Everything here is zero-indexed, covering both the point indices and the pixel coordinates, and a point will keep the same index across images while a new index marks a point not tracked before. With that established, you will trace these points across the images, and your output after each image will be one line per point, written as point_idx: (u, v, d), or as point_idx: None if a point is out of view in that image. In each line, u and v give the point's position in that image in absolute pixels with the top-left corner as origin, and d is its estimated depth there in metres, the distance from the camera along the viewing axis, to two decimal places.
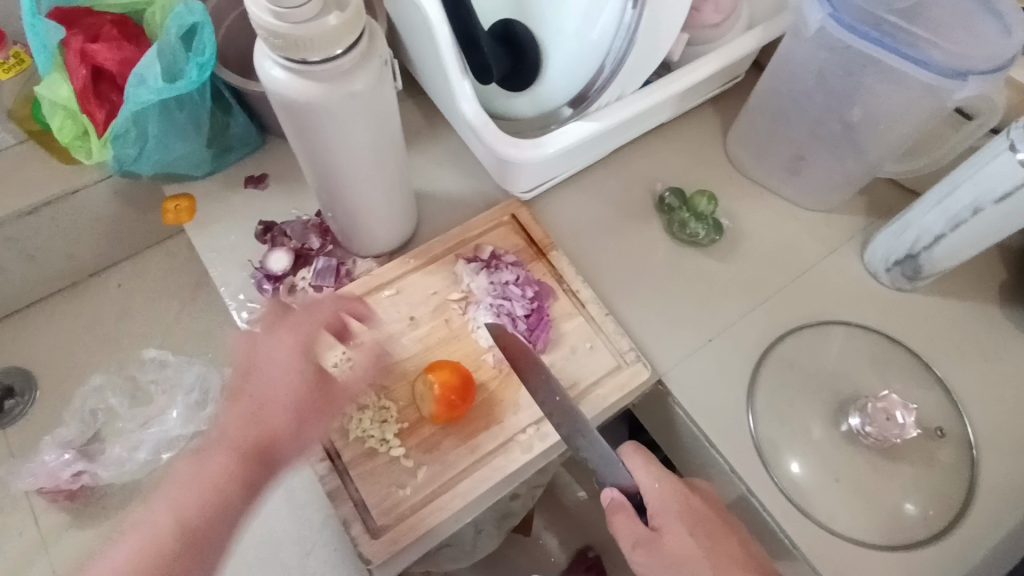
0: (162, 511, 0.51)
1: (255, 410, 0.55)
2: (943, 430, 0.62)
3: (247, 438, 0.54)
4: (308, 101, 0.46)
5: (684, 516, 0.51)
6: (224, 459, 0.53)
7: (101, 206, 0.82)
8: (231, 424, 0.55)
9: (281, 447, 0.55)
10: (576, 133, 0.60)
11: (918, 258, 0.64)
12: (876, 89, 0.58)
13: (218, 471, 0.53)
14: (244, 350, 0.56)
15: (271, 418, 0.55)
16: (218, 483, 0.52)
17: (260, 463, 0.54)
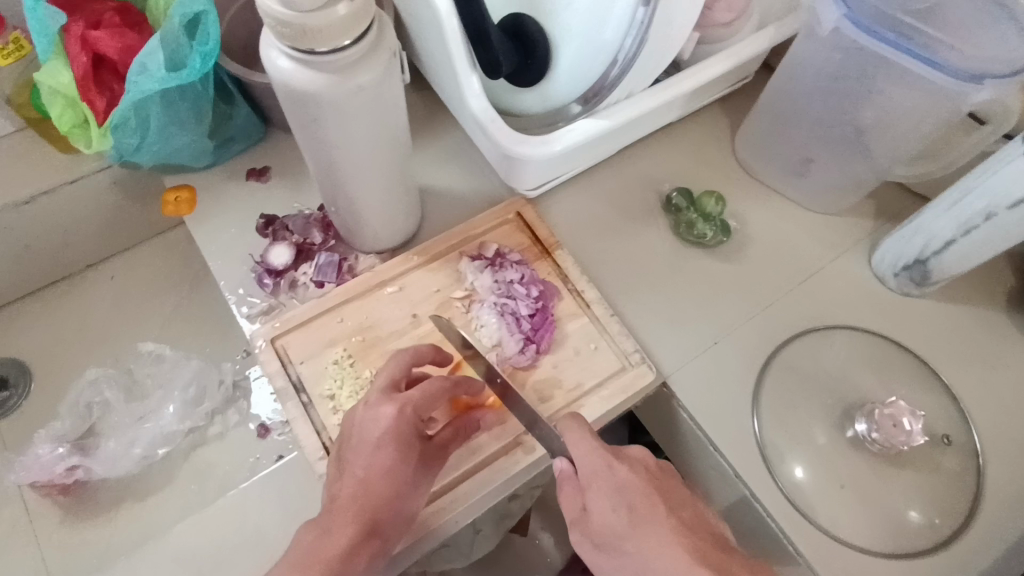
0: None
1: (368, 476, 0.50)
2: (950, 437, 0.61)
3: (369, 506, 0.50)
4: (314, 92, 0.45)
5: (611, 489, 0.49)
6: (347, 531, 0.49)
7: (99, 196, 0.81)
8: (344, 495, 0.50)
9: (396, 515, 0.51)
10: (584, 130, 0.59)
11: (927, 264, 0.63)
12: (889, 91, 0.57)
13: (340, 544, 0.48)
14: (354, 418, 0.53)
15: (384, 484, 0.50)
16: (343, 557, 0.48)
17: (378, 535, 0.50)
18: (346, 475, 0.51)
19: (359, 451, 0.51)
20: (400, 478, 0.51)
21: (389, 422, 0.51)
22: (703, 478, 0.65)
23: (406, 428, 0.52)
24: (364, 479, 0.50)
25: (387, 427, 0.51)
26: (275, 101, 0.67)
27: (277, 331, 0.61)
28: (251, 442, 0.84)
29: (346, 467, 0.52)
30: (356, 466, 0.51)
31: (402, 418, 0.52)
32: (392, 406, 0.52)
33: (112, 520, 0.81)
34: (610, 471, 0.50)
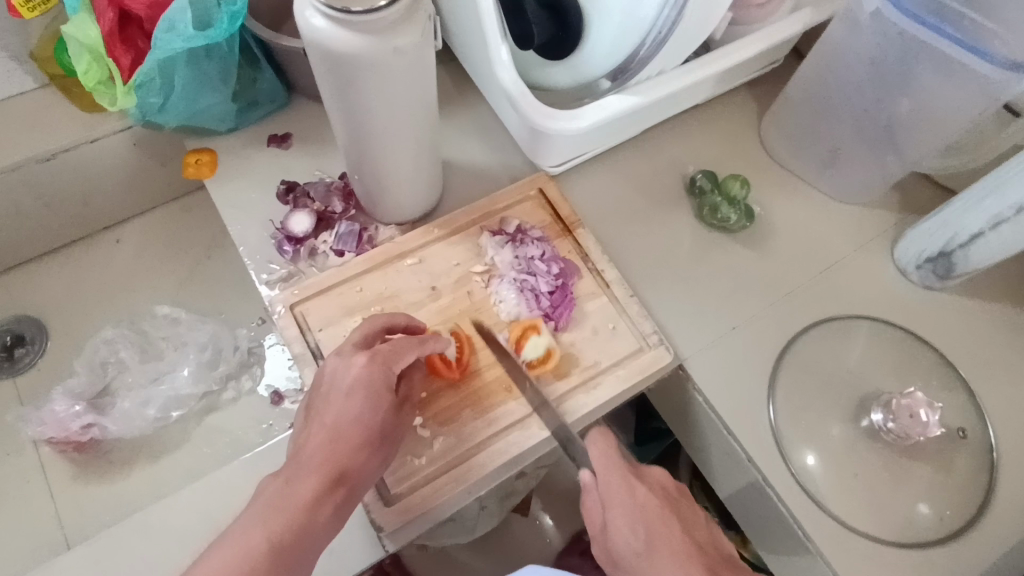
0: (248, 537, 0.44)
1: (337, 423, 0.50)
2: (965, 431, 0.61)
3: (337, 455, 0.49)
4: (345, 52, 0.44)
5: (622, 495, 0.52)
6: (313, 478, 0.47)
7: (120, 156, 0.80)
8: (313, 443, 0.49)
9: (365, 466, 0.50)
10: (613, 107, 0.58)
11: (952, 256, 0.63)
12: (927, 79, 0.57)
13: (304, 493, 0.46)
14: (324, 368, 0.53)
15: (355, 432, 0.50)
16: (308, 507, 0.46)
17: (344, 485, 0.48)
18: (315, 425, 0.50)
19: (329, 398, 0.51)
20: (369, 427, 0.51)
21: (360, 369, 0.51)
22: (714, 463, 0.65)
23: (378, 378, 0.52)
24: (334, 426, 0.50)
25: (358, 376, 0.51)
26: (301, 66, 0.67)
27: (297, 298, 0.61)
28: (264, 409, 0.85)
29: (316, 415, 0.51)
30: (326, 413, 0.51)
31: (374, 365, 0.52)
32: (364, 355, 0.52)
33: (125, 479, 0.81)
34: (631, 492, 0.52)
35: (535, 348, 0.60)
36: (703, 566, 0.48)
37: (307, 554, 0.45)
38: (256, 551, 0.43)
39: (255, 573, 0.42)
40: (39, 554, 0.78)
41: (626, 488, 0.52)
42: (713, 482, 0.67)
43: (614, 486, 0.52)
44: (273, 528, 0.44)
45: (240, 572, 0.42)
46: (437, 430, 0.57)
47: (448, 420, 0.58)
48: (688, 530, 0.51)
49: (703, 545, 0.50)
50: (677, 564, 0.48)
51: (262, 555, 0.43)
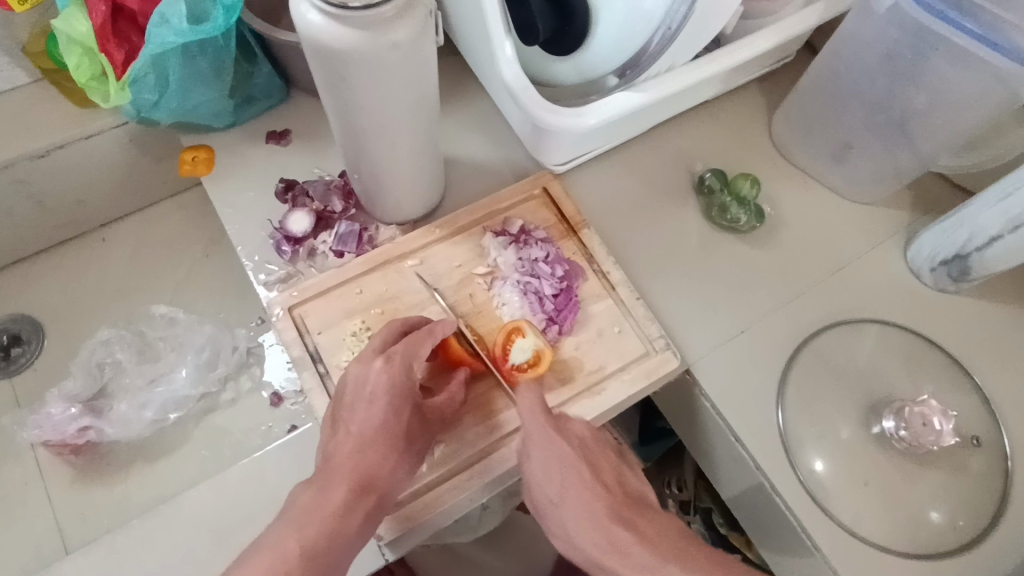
0: (280, 544, 0.43)
1: (363, 431, 0.49)
2: (979, 438, 0.60)
3: (365, 463, 0.48)
4: (342, 48, 0.43)
5: (550, 461, 0.51)
6: (342, 486, 0.47)
7: (115, 153, 0.79)
8: (340, 451, 0.49)
9: (392, 474, 0.50)
10: (620, 104, 0.56)
11: (968, 259, 0.61)
12: (946, 76, 0.55)
13: (336, 501, 0.46)
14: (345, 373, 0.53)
15: (381, 439, 0.49)
16: (339, 515, 0.46)
17: (373, 494, 0.48)
18: (341, 432, 0.50)
19: (355, 406, 0.51)
20: (394, 434, 0.50)
21: (382, 374, 0.51)
22: (721, 467, 0.64)
23: (401, 382, 0.51)
24: (359, 434, 0.49)
25: (381, 381, 0.51)
26: (298, 60, 0.65)
27: (296, 299, 0.60)
28: (264, 408, 0.84)
29: (341, 424, 0.51)
30: (352, 421, 0.50)
31: (394, 370, 0.51)
32: (383, 359, 0.51)
33: (124, 481, 0.81)
34: (548, 444, 0.52)
35: (522, 352, 0.58)
36: (609, 509, 0.49)
37: (338, 564, 0.45)
38: (290, 557, 0.43)
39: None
40: (37, 557, 0.77)
41: (546, 440, 0.52)
42: (719, 486, 0.66)
43: (532, 438, 0.52)
44: (304, 534, 0.44)
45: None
46: (438, 437, 0.56)
47: (449, 426, 0.56)
48: (597, 474, 0.52)
49: (611, 486, 0.51)
50: (586, 509, 0.49)
51: (296, 562, 0.43)
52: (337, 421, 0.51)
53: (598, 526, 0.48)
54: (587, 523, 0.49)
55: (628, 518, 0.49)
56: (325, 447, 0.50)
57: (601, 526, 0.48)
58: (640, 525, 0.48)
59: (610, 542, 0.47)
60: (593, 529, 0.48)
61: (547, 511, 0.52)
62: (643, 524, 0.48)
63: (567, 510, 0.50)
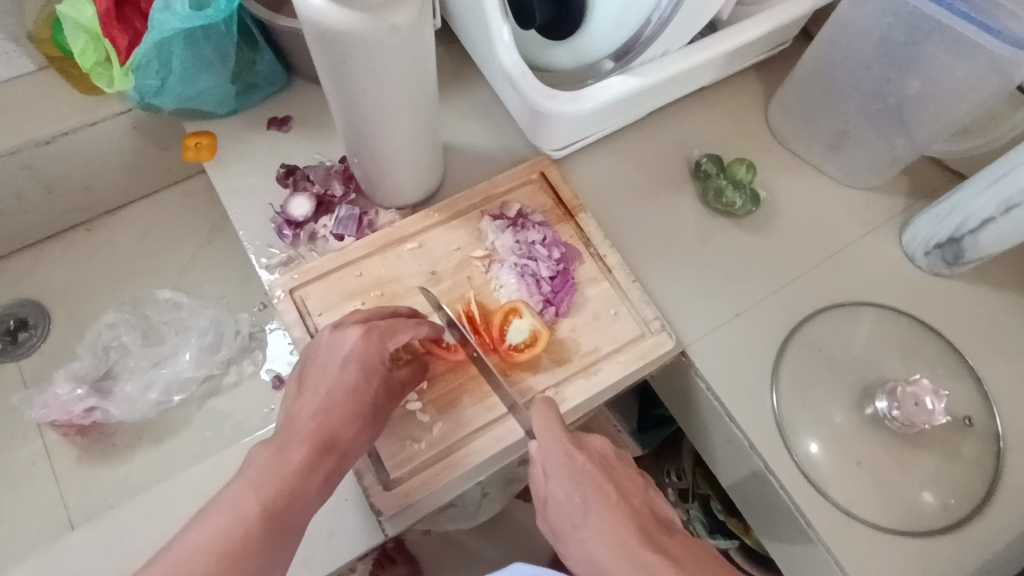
0: (237, 503, 0.43)
1: (329, 394, 0.49)
2: (971, 420, 0.60)
3: (328, 425, 0.48)
4: (342, 30, 0.43)
5: (570, 478, 0.50)
6: (304, 447, 0.47)
7: (120, 139, 0.80)
8: (303, 414, 0.49)
9: (356, 437, 0.50)
10: (617, 88, 0.57)
11: (962, 242, 0.61)
12: (940, 60, 0.55)
13: (297, 461, 0.46)
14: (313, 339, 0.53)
15: (346, 403, 0.49)
16: (299, 475, 0.45)
17: (334, 454, 0.48)
18: (307, 394, 0.50)
19: (324, 369, 0.51)
20: (361, 399, 0.50)
21: (355, 343, 0.51)
22: (717, 451, 0.65)
23: (372, 352, 0.51)
24: (325, 397, 0.49)
25: (353, 349, 0.51)
26: (300, 47, 0.66)
27: (297, 282, 0.61)
28: (266, 393, 0.85)
29: (307, 386, 0.51)
30: (319, 384, 0.50)
31: (369, 341, 0.51)
32: (358, 329, 0.52)
33: (128, 461, 0.82)
34: (570, 462, 0.50)
35: (518, 332, 0.59)
36: (637, 529, 0.48)
37: (296, 523, 0.45)
38: (247, 516, 0.42)
39: (244, 538, 0.42)
40: (45, 534, 0.79)
41: (565, 458, 0.50)
42: (715, 468, 0.67)
43: (552, 459, 0.50)
44: (263, 492, 0.44)
45: (232, 538, 0.42)
46: (437, 416, 0.57)
47: (447, 406, 0.57)
48: (623, 495, 0.51)
49: (637, 509, 0.50)
50: (610, 528, 0.48)
51: (254, 520, 0.42)
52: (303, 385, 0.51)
53: (626, 548, 0.46)
54: (616, 545, 0.47)
55: (654, 539, 0.47)
56: (289, 409, 0.50)
57: (630, 550, 0.46)
58: (671, 550, 0.47)
59: (641, 566, 0.45)
60: (620, 551, 0.46)
61: (569, 535, 0.50)
62: (671, 547, 0.47)
63: (591, 531, 0.48)
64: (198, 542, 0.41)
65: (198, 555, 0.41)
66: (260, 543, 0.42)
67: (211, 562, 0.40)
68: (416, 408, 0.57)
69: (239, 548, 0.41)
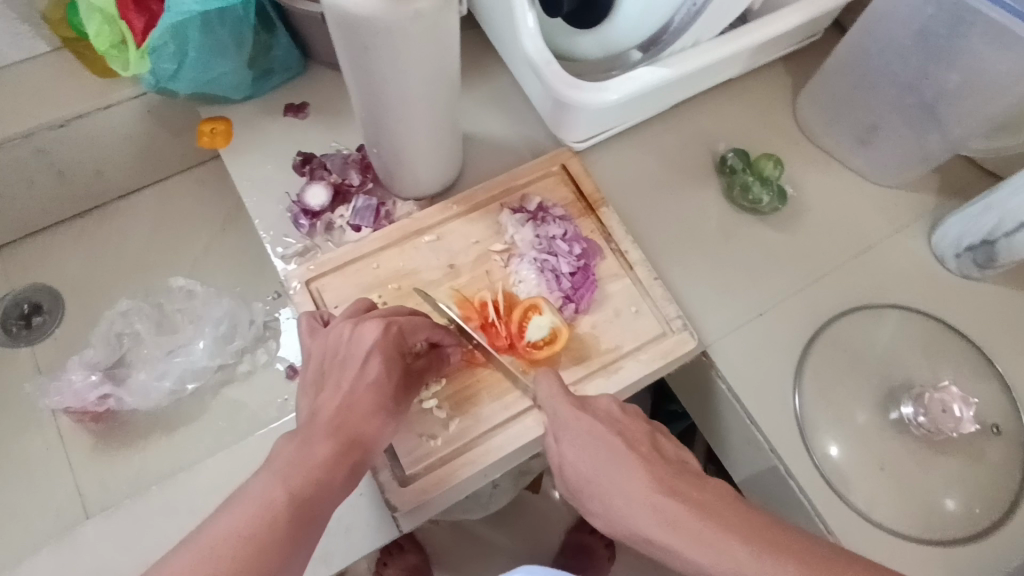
0: (265, 491, 0.43)
1: (352, 389, 0.48)
2: (999, 427, 0.59)
3: (353, 419, 0.47)
4: (365, 16, 0.42)
5: (579, 438, 0.48)
6: (329, 442, 0.46)
7: (135, 123, 0.79)
8: (326, 408, 0.47)
9: (379, 431, 0.49)
10: (643, 79, 0.55)
11: (995, 245, 0.59)
12: (984, 57, 0.53)
13: (323, 454, 0.45)
14: (327, 333, 0.51)
15: (369, 398, 0.48)
16: (325, 468, 0.45)
17: (359, 449, 0.47)
18: (328, 390, 0.48)
19: (344, 364, 0.49)
20: (383, 394, 0.49)
21: (373, 338, 0.49)
22: (733, 452, 0.64)
23: (391, 346, 0.50)
24: (348, 392, 0.48)
25: (372, 344, 0.49)
26: (317, 32, 0.65)
27: (313, 274, 0.60)
28: (280, 382, 0.85)
29: (327, 383, 0.49)
30: (340, 379, 0.49)
31: (387, 336, 0.50)
32: (377, 324, 0.50)
33: (142, 448, 0.82)
34: (577, 423, 0.49)
35: (538, 329, 0.58)
36: (653, 476, 0.44)
37: (324, 513, 0.44)
38: (276, 503, 0.42)
39: (274, 525, 0.41)
40: (59, 520, 0.79)
41: (573, 419, 0.49)
42: (731, 469, 0.66)
43: (562, 423, 0.50)
44: (290, 481, 0.43)
45: (262, 525, 0.41)
46: (454, 412, 0.56)
47: (463, 403, 0.57)
48: (634, 444, 0.47)
49: (651, 454, 0.46)
50: (629, 482, 0.44)
51: (282, 508, 0.42)
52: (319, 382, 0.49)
53: (643, 499, 0.43)
54: (635, 496, 0.43)
55: (674, 485, 0.44)
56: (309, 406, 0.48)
57: (645, 497, 0.43)
58: (691, 494, 0.43)
59: (662, 515, 0.42)
60: (639, 503, 0.43)
61: (587, 495, 0.47)
62: (693, 492, 0.43)
63: (608, 487, 0.45)
64: (227, 530, 0.41)
65: (228, 540, 0.40)
66: (289, 531, 0.42)
67: (240, 549, 0.40)
68: (432, 406, 0.56)
69: (266, 536, 0.41)
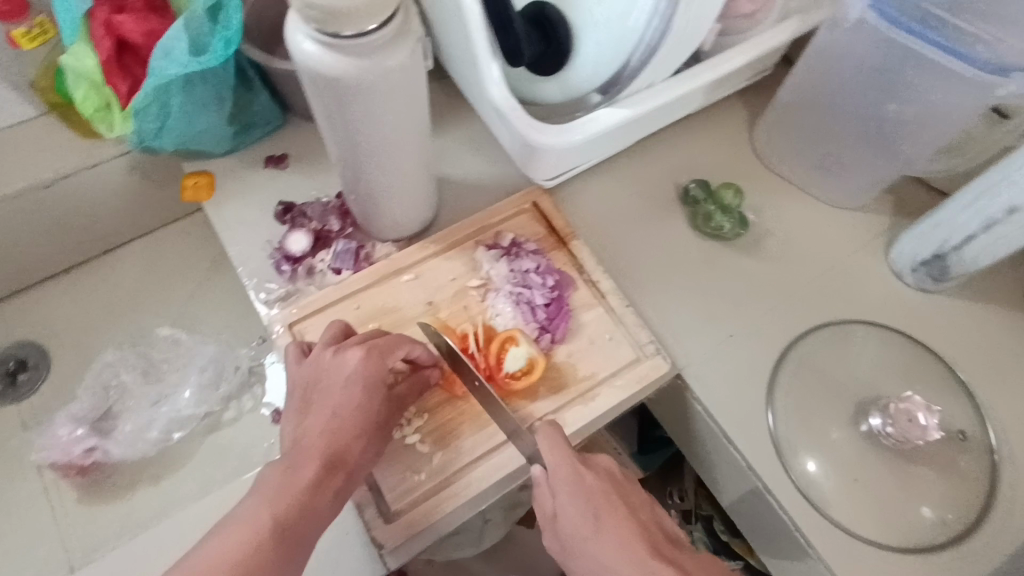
0: (252, 518, 0.45)
1: (335, 413, 0.50)
2: (965, 433, 0.61)
3: (336, 443, 0.49)
4: (337, 77, 0.45)
5: (579, 496, 0.50)
6: (313, 465, 0.48)
7: (121, 180, 0.82)
8: (310, 433, 0.50)
9: (364, 453, 0.51)
10: (603, 121, 0.59)
11: (947, 259, 0.63)
12: (920, 88, 0.57)
13: (307, 478, 0.47)
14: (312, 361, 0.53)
15: (352, 422, 0.50)
16: (309, 491, 0.47)
17: (343, 471, 0.49)
18: (313, 414, 0.51)
19: (328, 389, 0.51)
20: (365, 418, 0.51)
21: (355, 364, 0.51)
22: (715, 472, 0.65)
23: (372, 371, 0.52)
24: (330, 417, 0.50)
25: (353, 370, 0.51)
26: (295, 88, 0.68)
27: (295, 316, 0.62)
28: (267, 426, 0.85)
29: (311, 407, 0.51)
30: (324, 404, 0.51)
31: (369, 360, 0.52)
32: (359, 349, 0.52)
33: (129, 499, 0.82)
34: (580, 480, 0.51)
35: (515, 360, 0.60)
36: (649, 543, 0.49)
37: (310, 536, 0.47)
38: (262, 528, 0.45)
39: (260, 550, 0.44)
40: None
41: (574, 475, 0.51)
42: (715, 490, 0.67)
43: (558, 477, 0.51)
44: (275, 507, 0.46)
45: (249, 550, 0.44)
46: (436, 446, 0.57)
47: (446, 436, 0.58)
48: (633, 511, 0.52)
49: (647, 525, 0.51)
50: (622, 543, 0.48)
51: (268, 533, 0.45)
52: (304, 406, 0.51)
53: (636, 557, 0.47)
54: (631, 559, 0.47)
55: (664, 552, 0.48)
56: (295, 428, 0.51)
57: (640, 561, 0.47)
58: (679, 561, 0.48)
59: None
60: (630, 560, 0.47)
61: (575, 550, 0.50)
62: (680, 560, 0.48)
63: (598, 548, 0.48)
64: (216, 555, 0.44)
65: (218, 564, 0.43)
66: (275, 555, 0.44)
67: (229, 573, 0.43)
68: (415, 440, 0.58)
69: (253, 561, 0.44)
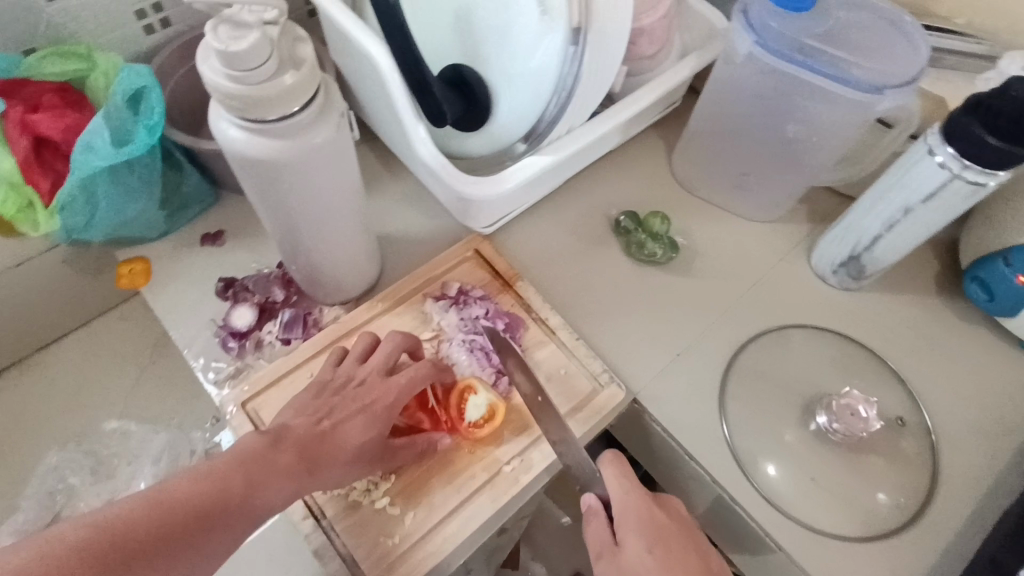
0: (220, 462, 0.44)
1: (335, 424, 0.52)
2: (903, 419, 0.65)
3: (321, 448, 0.50)
4: (265, 159, 0.46)
5: (644, 526, 0.53)
6: (292, 453, 0.48)
7: (50, 275, 0.79)
8: (303, 426, 0.51)
9: (339, 468, 0.51)
10: (531, 167, 0.62)
11: (861, 259, 0.68)
12: (811, 109, 0.62)
13: (285, 459, 0.47)
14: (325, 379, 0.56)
15: (350, 436, 0.52)
16: (281, 471, 0.47)
17: (313, 473, 0.49)
18: (308, 415, 0.52)
19: (342, 403, 0.54)
20: (364, 439, 0.53)
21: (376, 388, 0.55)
22: (683, 489, 0.67)
23: (390, 395, 0.55)
24: (331, 423, 0.52)
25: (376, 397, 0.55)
26: (224, 165, 0.69)
27: (248, 394, 0.61)
28: None
29: (316, 410, 0.53)
30: (330, 413, 0.53)
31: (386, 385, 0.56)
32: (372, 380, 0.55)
33: None
34: (649, 515, 0.54)
35: (476, 408, 0.60)
36: None
37: (258, 513, 0.45)
38: (228, 474, 0.44)
39: (216, 494, 0.42)
40: None
41: (647, 513, 0.54)
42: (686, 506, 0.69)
43: (629, 502, 0.54)
44: (248, 461, 0.45)
45: (207, 488, 0.42)
46: (406, 506, 0.57)
47: (415, 495, 0.58)
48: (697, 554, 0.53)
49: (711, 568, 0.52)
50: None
51: (234, 481, 0.44)
52: (303, 410, 0.53)
53: None
54: None
55: None
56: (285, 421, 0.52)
57: None
58: None
59: None
60: None
61: None
62: None
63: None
64: (173, 485, 0.42)
65: (172, 493, 0.41)
66: (224, 508, 0.42)
67: (180, 505, 0.41)
68: (384, 504, 0.57)
69: (205, 504, 0.42)
